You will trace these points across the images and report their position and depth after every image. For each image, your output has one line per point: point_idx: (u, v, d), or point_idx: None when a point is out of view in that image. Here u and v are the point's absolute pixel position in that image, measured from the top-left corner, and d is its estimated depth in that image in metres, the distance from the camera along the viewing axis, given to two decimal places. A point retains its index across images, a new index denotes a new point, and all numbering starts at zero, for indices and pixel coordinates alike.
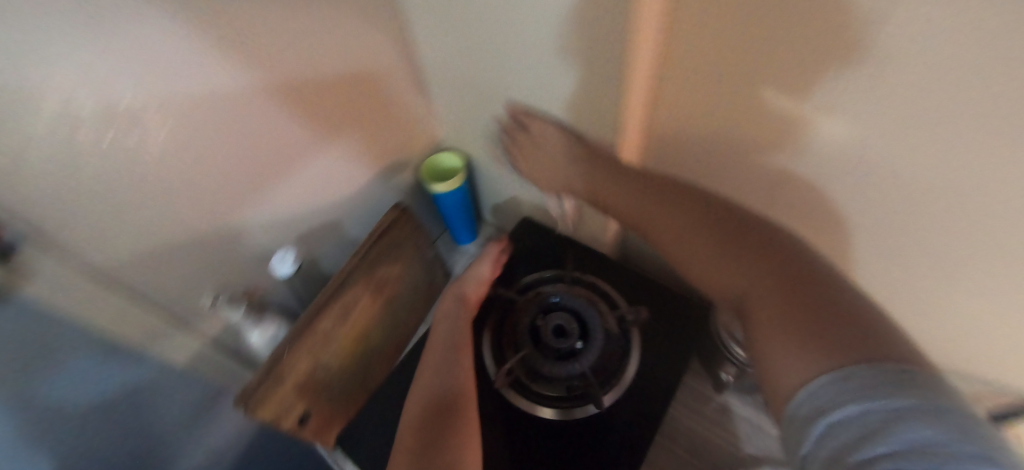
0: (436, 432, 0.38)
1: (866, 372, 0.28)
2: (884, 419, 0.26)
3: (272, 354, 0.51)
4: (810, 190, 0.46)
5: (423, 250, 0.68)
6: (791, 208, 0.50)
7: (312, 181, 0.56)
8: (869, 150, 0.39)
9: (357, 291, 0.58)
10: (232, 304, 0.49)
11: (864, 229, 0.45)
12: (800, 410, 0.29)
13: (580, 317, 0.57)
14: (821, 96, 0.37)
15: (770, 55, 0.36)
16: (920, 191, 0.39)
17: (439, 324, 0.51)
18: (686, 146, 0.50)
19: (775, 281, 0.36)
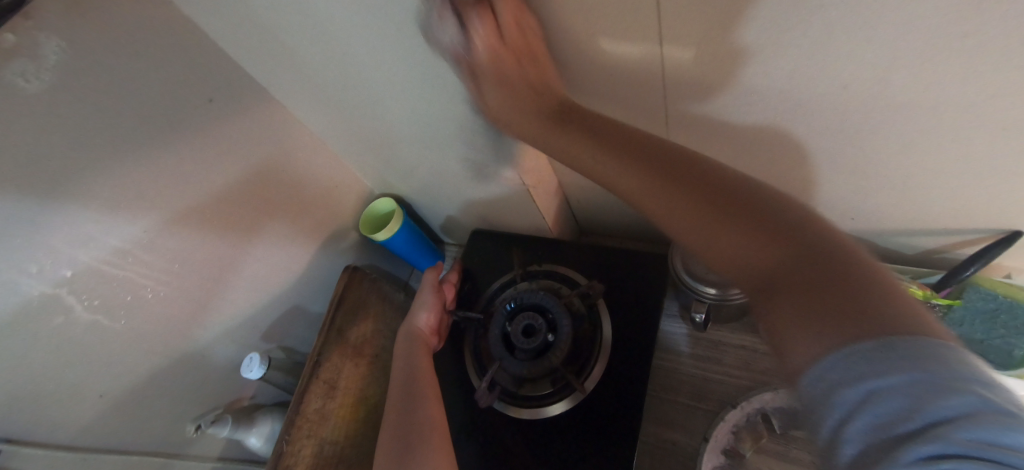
0: (403, 452, 0.43)
1: (889, 343, 0.21)
2: (856, 381, 0.21)
3: (275, 450, 0.53)
4: (709, 128, 0.45)
5: (391, 297, 0.71)
6: (698, 147, 0.48)
7: (259, 279, 0.58)
8: (782, 79, 0.36)
9: (336, 363, 0.60)
10: (218, 423, 0.51)
11: (786, 144, 0.43)
12: (820, 380, 0.22)
13: (545, 310, 0.57)
14: (674, 43, 0.36)
15: (701, 14, 0.32)
16: (830, 100, 0.36)
17: (398, 359, 0.56)
18: (606, 111, 0.48)
19: (741, 215, 0.28)
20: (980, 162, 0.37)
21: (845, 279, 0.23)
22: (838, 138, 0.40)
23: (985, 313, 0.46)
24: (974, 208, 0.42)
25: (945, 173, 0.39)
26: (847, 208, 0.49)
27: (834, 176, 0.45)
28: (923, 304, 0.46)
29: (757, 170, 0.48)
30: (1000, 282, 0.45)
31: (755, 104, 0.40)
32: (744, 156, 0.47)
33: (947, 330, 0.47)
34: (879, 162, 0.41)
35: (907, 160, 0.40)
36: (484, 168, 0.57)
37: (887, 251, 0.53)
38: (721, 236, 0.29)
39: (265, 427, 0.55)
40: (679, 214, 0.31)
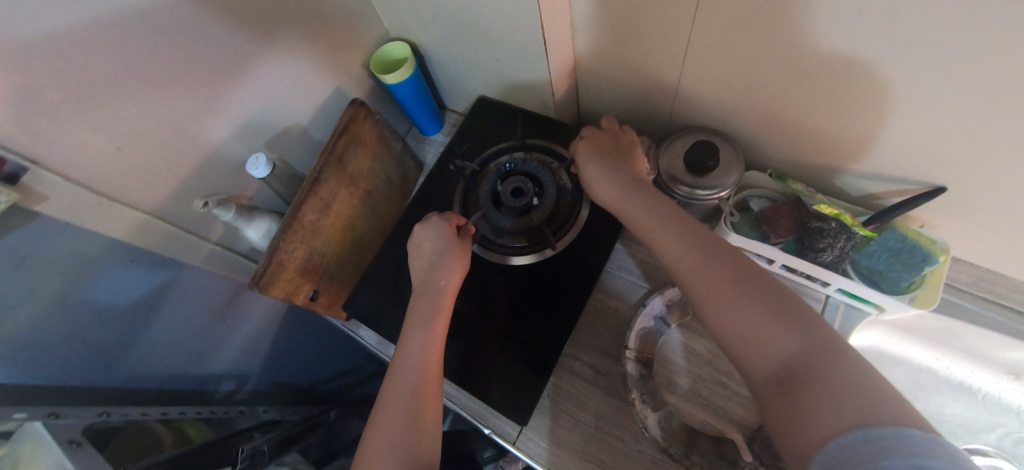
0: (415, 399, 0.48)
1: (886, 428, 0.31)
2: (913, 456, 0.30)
3: (270, 245, 0.59)
4: (734, 32, 0.46)
5: (390, 143, 0.73)
6: (713, 51, 0.50)
7: (266, 87, 0.59)
8: None
9: (333, 186, 0.64)
10: (222, 207, 0.56)
11: (797, 61, 0.46)
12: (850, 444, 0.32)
13: (535, 178, 0.63)
14: None
15: None
16: (862, 25, 0.39)
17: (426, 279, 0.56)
18: None
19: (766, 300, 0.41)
20: (940, 113, 0.43)
21: (822, 354, 0.38)
22: (848, 64, 0.43)
23: (892, 249, 0.54)
24: (915, 158, 0.49)
25: (906, 119, 0.46)
26: (821, 142, 0.55)
27: (824, 103, 0.49)
28: (848, 229, 0.54)
29: (759, 89, 0.53)
30: (913, 229, 0.55)
31: (803, 17, 0.41)
32: (752, 66, 0.50)
33: (859, 258, 0.55)
34: (861, 95, 0.46)
35: (888, 96, 0.44)
36: (511, 29, 0.57)
37: (839, 190, 0.61)
38: (735, 307, 0.42)
39: (263, 223, 0.60)
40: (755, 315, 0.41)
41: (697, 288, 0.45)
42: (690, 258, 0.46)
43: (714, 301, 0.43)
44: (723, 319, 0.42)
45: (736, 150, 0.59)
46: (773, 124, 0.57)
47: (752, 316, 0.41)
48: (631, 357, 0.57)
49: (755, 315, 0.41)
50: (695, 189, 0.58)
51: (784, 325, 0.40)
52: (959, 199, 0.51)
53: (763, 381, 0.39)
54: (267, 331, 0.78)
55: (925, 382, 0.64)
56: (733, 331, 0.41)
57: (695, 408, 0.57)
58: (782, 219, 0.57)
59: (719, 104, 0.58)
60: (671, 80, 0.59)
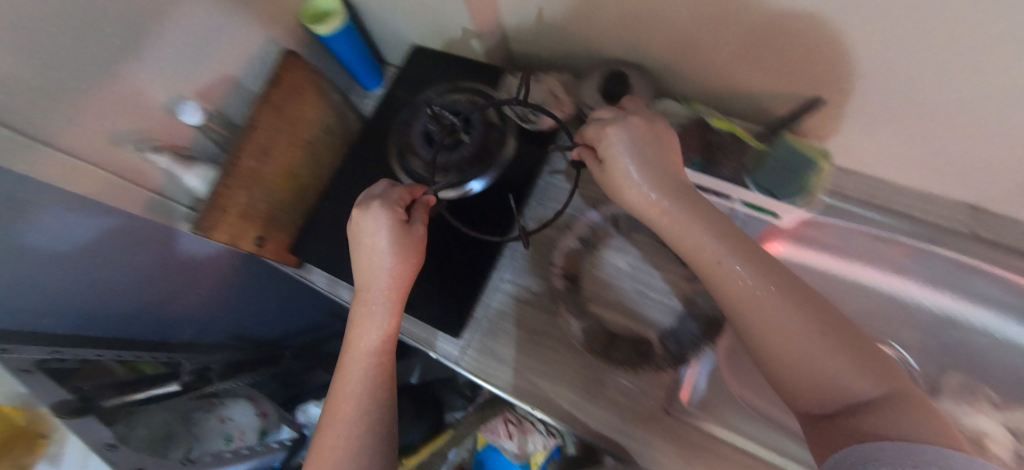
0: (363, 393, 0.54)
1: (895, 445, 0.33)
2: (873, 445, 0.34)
3: (211, 192, 0.62)
4: None
5: (327, 95, 0.75)
6: None
7: (193, 37, 0.59)
8: None
9: (270, 135, 0.66)
10: (156, 153, 0.59)
11: None
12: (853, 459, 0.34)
13: (465, 116, 0.67)
14: None
15: None
16: None
17: (367, 290, 0.57)
18: None
19: (833, 332, 0.39)
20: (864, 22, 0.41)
21: (894, 397, 0.36)
22: None
23: (782, 159, 0.58)
24: (837, 62, 0.48)
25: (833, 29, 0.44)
26: (738, 50, 0.54)
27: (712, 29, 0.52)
28: (740, 141, 0.60)
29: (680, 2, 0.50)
30: (799, 138, 0.59)
31: None
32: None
33: (753, 170, 0.60)
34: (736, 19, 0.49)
35: (756, 16, 0.47)
36: None
37: (743, 113, 0.66)
38: (793, 334, 0.39)
39: (202, 170, 0.62)
40: (788, 307, 0.40)
41: (727, 295, 0.43)
42: (706, 241, 0.45)
43: (748, 312, 0.42)
44: (757, 315, 0.41)
45: (647, 79, 0.64)
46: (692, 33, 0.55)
47: (787, 309, 0.40)
48: (558, 273, 0.63)
49: (831, 356, 0.38)
50: None
51: (847, 354, 0.38)
52: (836, 114, 0.57)
53: (808, 413, 0.40)
54: (222, 286, 0.81)
55: (831, 288, 0.69)
56: (785, 374, 0.40)
57: (617, 316, 0.62)
58: (687, 139, 0.62)
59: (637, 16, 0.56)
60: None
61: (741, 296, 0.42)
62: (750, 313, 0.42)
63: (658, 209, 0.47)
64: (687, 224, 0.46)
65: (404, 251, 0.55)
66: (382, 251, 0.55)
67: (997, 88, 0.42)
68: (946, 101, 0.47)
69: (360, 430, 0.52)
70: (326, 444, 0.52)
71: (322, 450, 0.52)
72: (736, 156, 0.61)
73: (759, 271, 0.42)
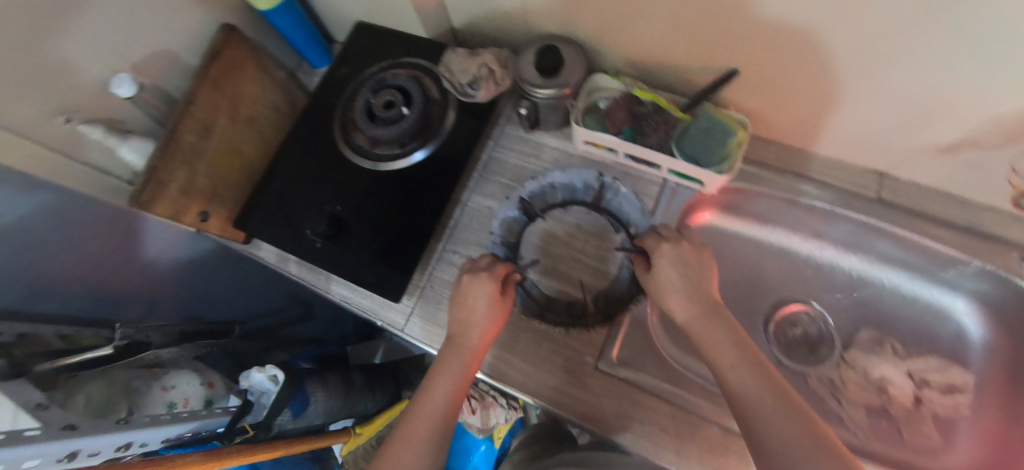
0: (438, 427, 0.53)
1: None
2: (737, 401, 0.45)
3: (148, 166, 0.62)
4: None
5: (271, 71, 0.75)
6: None
7: (123, 10, 0.58)
8: None
9: (209, 109, 0.67)
10: (88, 125, 0.58)
11: None
12: None
13: (405, 90, 0.68)
14: None
15: None
16: None
17: (460, 335, 0.56)
18: None
19: (799, 419, 0.40)
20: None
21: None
22: None
23: (702, 128, 0.63)
24: (805, 41, 0.50)
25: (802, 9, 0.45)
26: (709, 35, 0.55)
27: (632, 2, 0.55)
28: (663, 111, 0.63)
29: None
30: (721, 110, 0.63)
31: None
32: None
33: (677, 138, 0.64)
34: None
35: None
36: None
37: (668, 86, 0.70)
38: (757, 406, 0.42)
39: (138, 143, 0.62)
40: (738, 348, 0.46)
41: (714, 354, 0.47)
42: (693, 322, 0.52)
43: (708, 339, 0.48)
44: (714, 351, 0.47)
45: (578, 53, 0.66)
46: (672, 21, 0.55)
47: (735, 347, 0.46)
48: (497, 242, 0.65)
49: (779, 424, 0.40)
50: (543, 89, 0.65)
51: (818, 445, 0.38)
52: (751, 84, 0.61)
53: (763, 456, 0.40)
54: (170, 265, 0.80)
55: (750, 249, 0.76)
56: (744, 400, 0.43)
57: (554, 281, 0.65)
58: (616, 110, 0.65)
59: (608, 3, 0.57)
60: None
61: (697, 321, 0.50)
62: (727, 376, 0.45)
63: (694, 319, 0.50)
64: (709, 322, 0.49)
65: (495, 316, 0.56)
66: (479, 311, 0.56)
67: (952, 58, 0.45)
68: (916, 77, 0.49)
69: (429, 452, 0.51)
70: (395, 454, 0.51)
71: (387, 458, 0.51)
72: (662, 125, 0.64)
73: (736, 341, 0.47)
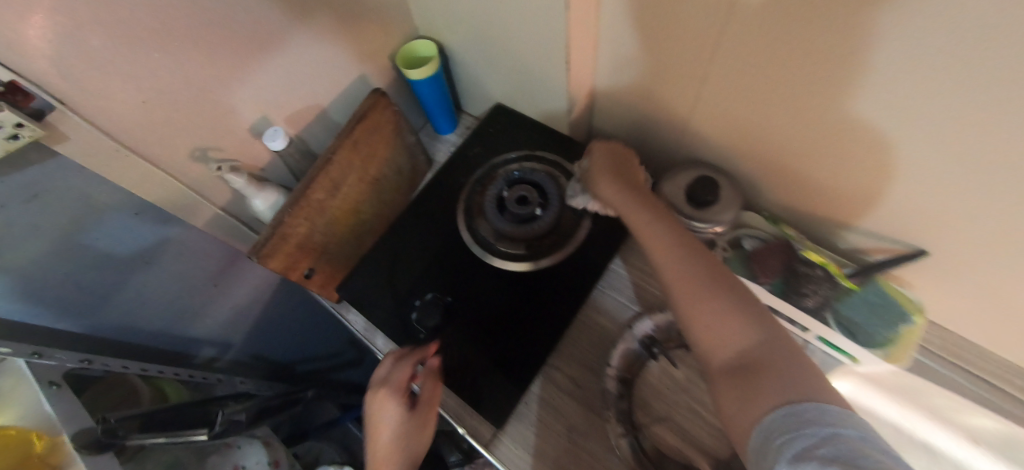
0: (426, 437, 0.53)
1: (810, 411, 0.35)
2: (794, 432, 0.34)
3: (275, 218, 0.60)
4: (693, 93, 0.56)
5: (404, 136, 0.74)
6: (681, 99, 0.58)
7: (295, 65, 0.59)
8: (717, 68, 0.49)
9: (343, 168, 0.65)
10: (234, 173, 0.56)
11: (737, 119, 0.55)
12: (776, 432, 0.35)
13: (542, 188, 0.66)
14: (678, 29, 0.48)
15: (700, 24, 0.45)
16: (742, 94, 0.50)
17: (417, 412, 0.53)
18: (630, 50, 0.56)
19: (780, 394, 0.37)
20: (929, 129, 0.39)
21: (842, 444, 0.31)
22: (754, 123, 0.53)
23: (869, 302, 0.56)
24: (890, 170, 0.46)
25: (899, 133, 0.41)
26: (790, 141, 0.52)
27: (767, 155, 0.57)
28: (832, 279, 0.56)
29: (753, 82, 0.47)
30: (891, 285, 0.56)
31: (705, 86, 0.53)
32: (716, 121, 0.58)
33: (840, 308, 0.57)
34: (782, 152, 0.55)
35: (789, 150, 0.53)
36: (546, 47, 0.59)
37: (826, 240, 0.63)
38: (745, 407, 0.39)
39: (272, 195, 0.60)
40: (778, 384, 0.38)
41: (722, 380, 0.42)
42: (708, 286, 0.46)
43: (756, 378, 0.39)
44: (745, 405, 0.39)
45: (735, 189, 0.61)
46: (757, 121, 0.52)
47: (781, 387, 0.38)
48: (611, 375, 0.58)
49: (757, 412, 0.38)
50: (692, 221, 0.60)
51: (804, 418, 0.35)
52: (940, 265, 0.53)
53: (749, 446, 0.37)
54: (258, 305, 0.78)
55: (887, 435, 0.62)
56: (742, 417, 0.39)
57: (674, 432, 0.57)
58: (770, 260, 0.59)
59: (693, 86, 0.54)
60: (684, 73, 0.53)
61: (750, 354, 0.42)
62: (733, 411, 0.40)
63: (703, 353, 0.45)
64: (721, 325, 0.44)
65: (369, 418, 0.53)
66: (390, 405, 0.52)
67: None
68: None
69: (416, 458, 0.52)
70: None
71: None
72: (823, 290, 0.57)
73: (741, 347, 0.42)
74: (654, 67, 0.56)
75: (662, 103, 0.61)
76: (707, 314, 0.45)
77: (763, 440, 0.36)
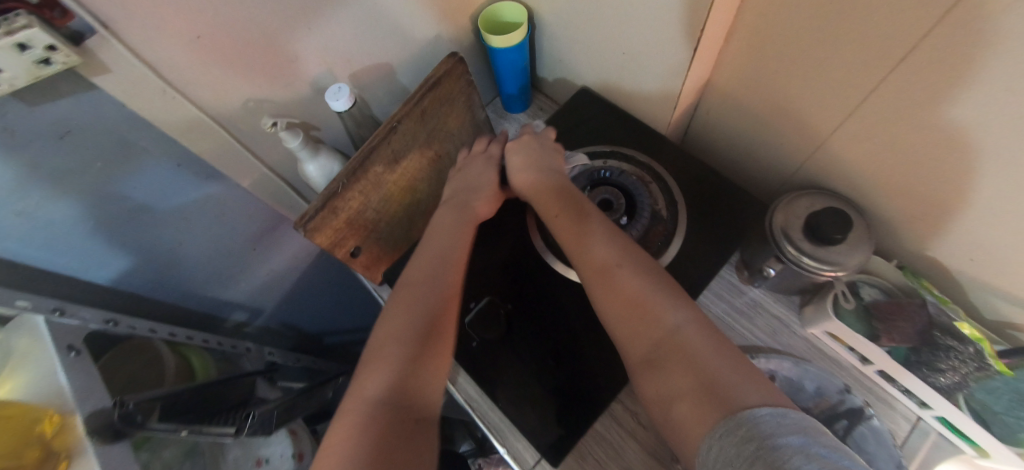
0: (429, 369, 0.43)
1: (770, 411, 0.31)
2: (767, 436, 0.29)
3: (326, 187, 0.53)
4: (852, 109, 0.46)
5: (475, 111, 0.66)
6: (831, 114, 0.48)
7: (372, 14, 0.50)
8: (882, 83, 0.41)
9: (406, 140, 0.57)
10: (290, 132, 0.48)
11: (899, 151, 0.45)
12: (744, 428, 0.31)
13: (629, 193, 0.57)
14: (855, 28, 0.39)
15: (868, 23, 0.38)
16: (907, 120, 0.42)
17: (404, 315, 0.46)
18: (778, 43, 0.46)
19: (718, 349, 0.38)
20: (1014, 141, 0.36)
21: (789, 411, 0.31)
22: (915, 159, 0.45)
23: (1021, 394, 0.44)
24: (958, 181, 0.43)
25: (977, 142, 0.39)
26: (867, 154, 0.48)
27: (924, 200, 0.47)
28: (981, 359, 0.45)
29: (840, 82, 0.44)
30: None
31: (863, 103, 0.44)
32: (865, 150, 0.48)
33: (974, 392, 0.47)
34: (948, 200, 0.45)
35: (948, 195, 0.45)
36: (671, 26, 0.49)
37: (969, 307, 0.52)
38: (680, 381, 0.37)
39: (327, 161, 0.53)
40: (735, 378, 0.35)
41: (648, 364, 0.40)
42: (639, 281, 0.43)
43: (684, 371, 0.37)
44: (686, 430, 0.35)
45: (871, 233, 0.51)
46: (829, 126, 0.49)
47: (741, 384, 0.34)
48: None
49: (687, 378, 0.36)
50: (809, 260, 0.50)
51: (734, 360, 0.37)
52: None
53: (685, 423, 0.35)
54: (296, 274, 0.72)
55: None
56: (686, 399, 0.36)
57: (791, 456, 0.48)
58: (899, 321, 0.49)
59: (765, 79, 0.51)
60: (849, 79, 0.43)
61: (676, 344, 0.39)
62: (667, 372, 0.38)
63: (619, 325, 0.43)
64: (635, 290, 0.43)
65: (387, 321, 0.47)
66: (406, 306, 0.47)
67: None
68: None
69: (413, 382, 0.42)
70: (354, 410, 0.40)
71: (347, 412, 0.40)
72: (965, 368, 0.46)
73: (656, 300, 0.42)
74: (749, 47, 0.50)
75: (801, 114, 0.51)
76: (645, 309, 0.42)
77: (716, 447, 0.31)
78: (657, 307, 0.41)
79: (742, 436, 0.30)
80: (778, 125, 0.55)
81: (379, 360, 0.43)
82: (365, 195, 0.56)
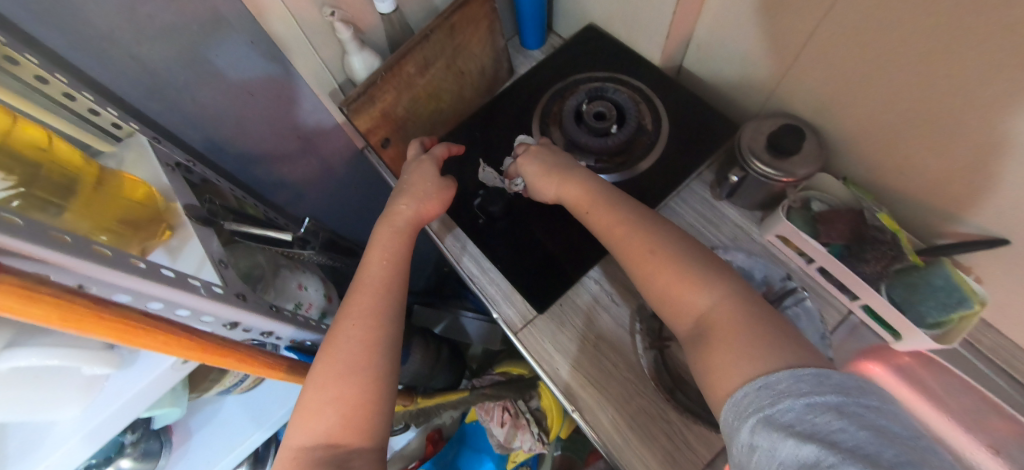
0: (342, 412, 0.49)
1: (815, 373, 0.38)
2: (804, 395, 0.36)
3: (367, 79, 0.63)
4: (826, 38, 0.53)
5: (496, 37, 0.75)
6: (812, 45, 0.55)
7: None
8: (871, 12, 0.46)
9: (435, 49, 0.66)
10: (343, 24, 0.58)
11: (871, 76, 0.52)
12: (790, 386, 0.37)
13: (621, 108, 0.66)
14: None
15: None
16: (886, 47, 0.48)
17: (351, 331, 0.53)
18: None
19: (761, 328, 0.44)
20: (960, 60, 0.43)
21: (831, 373, 0.37)
22: (889, 84, 0.51)
23: (930, 284, 0.54)
24: (916, 103, 0.50)
25: (938, 65, 0.45)
26: (835, 82, 0.56)
27: (879, 122, 0.55)
28: (897, 246, 0.55)
29: (845, 22, 0.50)
30: (961, 273, 0.54)
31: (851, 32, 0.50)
32: (844, 77, 0.55)
33: (891, 286, 0.56)
34: (896, 121, 0.53)
35: (907, 117, 0.52)
36: None
37: (901, 219, 0.61)
38: (720, 359, 0.43)
39: (369, 56, 0.63)
40: (772, 346, 0.42)
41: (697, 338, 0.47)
42: (676, 264, 0.50)
43: (728, 340, 0.44)
44: (724, 382, 0.43)
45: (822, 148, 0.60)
46: (816, 59, 0.56)
47: (775, 350, 0.41)
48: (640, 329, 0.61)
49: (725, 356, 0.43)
50: (768, 167, 0.59)
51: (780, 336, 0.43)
52: (1011, 258, 0.51)
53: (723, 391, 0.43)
54: (328, 171, 0.83)
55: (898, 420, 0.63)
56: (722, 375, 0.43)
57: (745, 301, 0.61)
58: (837, 222, 0.58)
59: (754, 14, 0.58)
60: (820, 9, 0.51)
61: (711, 320, 0.46)
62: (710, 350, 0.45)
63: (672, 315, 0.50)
64: (676, 277, 0.50)
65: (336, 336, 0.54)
66: (353, 320, 0.54)
67: None
68: None
69: (338, 424, 0.49)
70: (315, 417, 0.49)
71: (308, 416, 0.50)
72: (886, 258, 0.56)
73: (700, 283, 0.48)
74: None
75: (782, 46, 0.59)
76: (687, 290, 0.49)
77: (752, 397, 0.39)
78: (699, 286, 0.48)
79: (785, 391, 0.37)
80: (758, 57, 0.63)
81: (312, 403, 0.50)
82: (399, 92, 0.66)
